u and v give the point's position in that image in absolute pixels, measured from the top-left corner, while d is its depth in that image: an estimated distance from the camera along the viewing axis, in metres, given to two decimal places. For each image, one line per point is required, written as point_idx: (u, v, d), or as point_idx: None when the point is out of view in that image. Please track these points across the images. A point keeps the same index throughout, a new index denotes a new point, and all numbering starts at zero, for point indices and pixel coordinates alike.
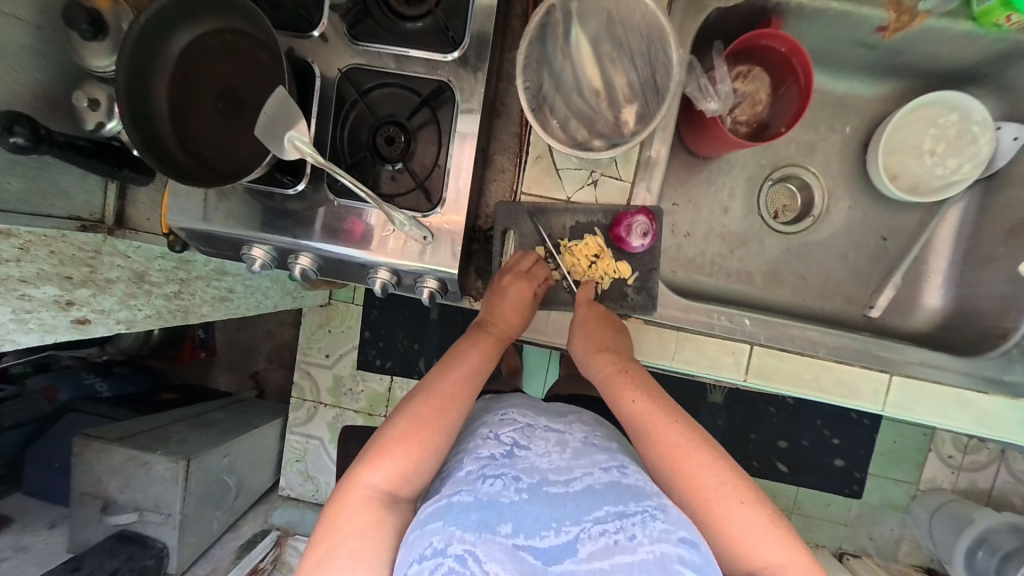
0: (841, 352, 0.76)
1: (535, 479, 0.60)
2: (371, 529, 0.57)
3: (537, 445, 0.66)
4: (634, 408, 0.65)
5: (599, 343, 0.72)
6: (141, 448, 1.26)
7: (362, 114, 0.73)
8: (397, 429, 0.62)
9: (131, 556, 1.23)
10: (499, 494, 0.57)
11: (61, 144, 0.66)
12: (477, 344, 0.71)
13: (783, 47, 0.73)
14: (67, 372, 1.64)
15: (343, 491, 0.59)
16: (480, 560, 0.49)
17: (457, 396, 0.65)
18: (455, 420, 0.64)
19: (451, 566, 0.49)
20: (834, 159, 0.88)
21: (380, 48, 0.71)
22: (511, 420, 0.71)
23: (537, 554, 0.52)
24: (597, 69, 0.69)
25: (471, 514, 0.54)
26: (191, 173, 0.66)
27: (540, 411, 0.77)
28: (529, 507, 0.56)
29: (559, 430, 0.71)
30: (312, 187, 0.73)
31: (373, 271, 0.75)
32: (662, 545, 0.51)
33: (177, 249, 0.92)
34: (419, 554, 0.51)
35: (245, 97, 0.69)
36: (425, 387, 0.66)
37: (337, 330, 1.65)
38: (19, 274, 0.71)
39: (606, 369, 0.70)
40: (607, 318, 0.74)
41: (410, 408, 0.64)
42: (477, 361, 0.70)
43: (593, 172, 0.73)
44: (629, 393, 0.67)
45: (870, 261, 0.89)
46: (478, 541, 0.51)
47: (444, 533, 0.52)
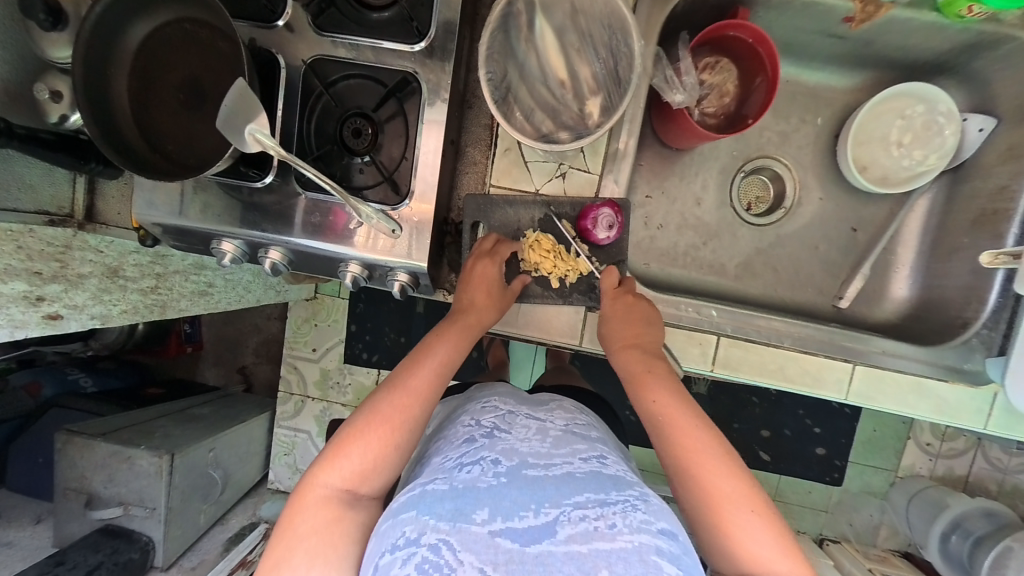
0: (806, 342, 0.78)
1: (514, 462, 0.60)
2: (330, 526, 0.57)
3: (517, 431, 0.67)
4: (655, 407, 0.64)
5: (628, 337, 0.70)
6: (124, 442, 1.26)
7: (328, 106, 0.73)
8: (356, 426, 0.63)
9: (116, 550, 1.23)
10: (476, 481, 0.57)
11: (21, 136, 0.65)
12: (444, 335, 0.70)
13: (749, 38, 0.73)
14: (51, 368, 1.64)
15: (301, 491, 0.59)
16: (455, 548, 0.48)
17: (421, 392, 0.65)
18: (418, 415, 0.64)
19: (424, 555, 0.48)
20: (805, 150, 0.89)
21: (344, 38, 0.70)
22: (493, 407, 0.73)
23: (515, 536, 0.50)
24: (563, 60, 0.69)
25: (446, 503, 0.54)
26: (153, 167, 0.66)
27: (520, 399, 0.78)
28: (507, 491, 0.55)
29: (540, 418, 0.72)
30: (279, 179, 0.73)
31: (344, 265, 0.75)
32: (641, 535, 0.50)
33: (148, 244, 0.89)
34: (392, 544, 0.50)
35: (208, 90, 0.68)
36: (388, 384, 0.66)
37: (323, 324, 1.66)
38: None
39: (631, 366, 0.68)
40: (636, 308, 0.72)
41: (372, 404, 0.64)
42: (443, 353, 0.68)
43: (560, 165, 0.73)
44: (653, 390, 0.65)
45: (841, 252, 0.89)
46: (452, 531, 0.50)
47: (417, 522, 0.52)
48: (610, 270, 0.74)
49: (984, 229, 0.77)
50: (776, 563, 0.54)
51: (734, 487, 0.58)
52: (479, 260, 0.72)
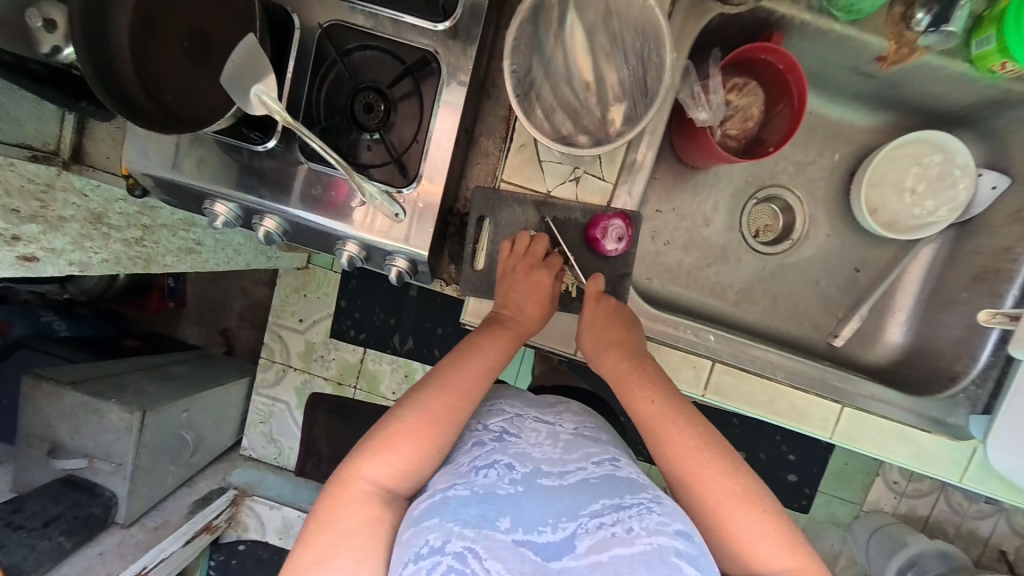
0: (798, 378, 0.77)
1: (529, 469, 0.60)
2: (373, 525, 0.56)
3: (528, 434, 0.66)
4: (648, 409, 0.64)
5: (610, 339, 0.69)
6: (94, 394, 1.23)
7: (340, 76, 0.71)
8: (403, 422, 0.60)
9: (76, 503, 1.19)
10: (495, 487, 0.56)
11: (7, 65, 0.68)
12: (493, 340, 0.68)
13: (780, 64, 0.72)
14: (23, 308, 1.60)
15: (342, 482, 0.58)
16: (480, 557, 0.49)
17: (468, 396, 0.64)
18: (463, 418, 0.63)
19: (451, 564, 0.48)
20: (819, 185, 0.88)
21: (367, 6, 0.67)
22: (499, 411, 0.70)
23: (537, 549, 0.51)
24: (589, 61, 0.67)
25: (469, 509, 0.54)
26: (151, 117, 0.63)
27: (528, 402, 0.75)
28: (526, 501, 0.56)
29: (549, 422, 0.69)
30: (282, 146, 0.70)
31: (341, 244, 0.73)
32: (659, 537, 0.50)
33: (137, 194, 0.88)
34: (416, 552, 0.50)
35: (214, 41, 0.65)
36: (436, 379, 0.64)
37: (313, 295, 1.66)
38: None
39: (616, 368, 0.68)
40: (618, 313, 0.70)
41: (419, 402, 0.62)
42: (490, 359, 0.67)
43: (575, 168, 0.70)
44: (644, 395, 0.65)
45: (841, 290, 0.89)
46: (478, 538, 0.50)
47: (442, 529, 0.51)
48: (596, 279, 0.72)
49: (983, 285, 0.78)
50: (781, 562, 0.56)
51: (733, 501, 0.58)
52: (534, 269, 0.71)
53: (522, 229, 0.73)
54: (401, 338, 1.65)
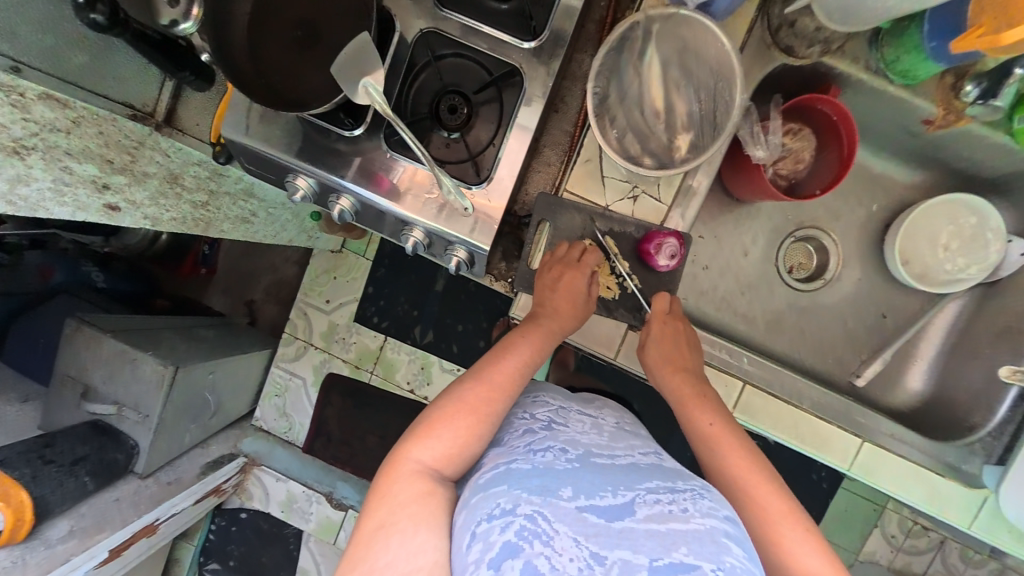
0: (823, 409, 0.82)
1: (582, 451, 0.66)
2: (426, 498, 0.59)
3: (574, 425, 0.73)
4: (707, 429, 0.71)
5: (674, 361, 0.75)
6: (131, 344, 1.28)
7: (430, 77, 0.77)
8: (444, 408, 0.65)
9: (102, 447, 1.23)
10: (553, 463, 0.62)
11: (133, 33, 0.74)
12: (528, 336, 0.73)
13: (833, 114, 0.77)
14: (66, 257, 1.65)
15: (393, 464, 0.62)
16: (549, 518, 0.53)
17: (504, 386, 0.68)
18: (503, 404, 0.67)
19: (523, 523, 0.52)
20: (854, 231, 0.93)
21: (458, 17, 0.74)
22: (545, 402, 0.79)
23: (600, 513, 0.55)
24: (661, 91, 0.72)
25: (532, 479, 0.59)
26: (257, 93, 0.69)
27: (568, 398, 0.86)
28: (583, 474, 0.61)
29: (591, 415, 0.80)
30: (367, 134, 0.76)
31: (408, 229, 0.79)
32: (712, 519, 0.55)
33: (220, 160, 0.94)
34: (488, 513, 0.55)
35: (323, 33, 0.72)
36: (473, 374, 0.69)
37: (341, 278, 1.74)
38: (67, 145, 0.78)
39: (680, 389, 0.75)
40: (684, 337, 0.77)
41: (459, 391, 0.67)
42: (525, 353, 0.71)
43: (634, 187, 0.75)
44: (702, 413, 0.72)
45: (866, 333, 0.93)
46: (544, 503, 0.55)
47: (510, 495, 0.56)
48: (661, 298, 0.79)
49: (1005, 343, 0.83)
50: None
51: (782, 510, 0.62)
52: (567, 270, 0.76)
53: (579, 238, 0.78)
54: (422, 330, 1.72)
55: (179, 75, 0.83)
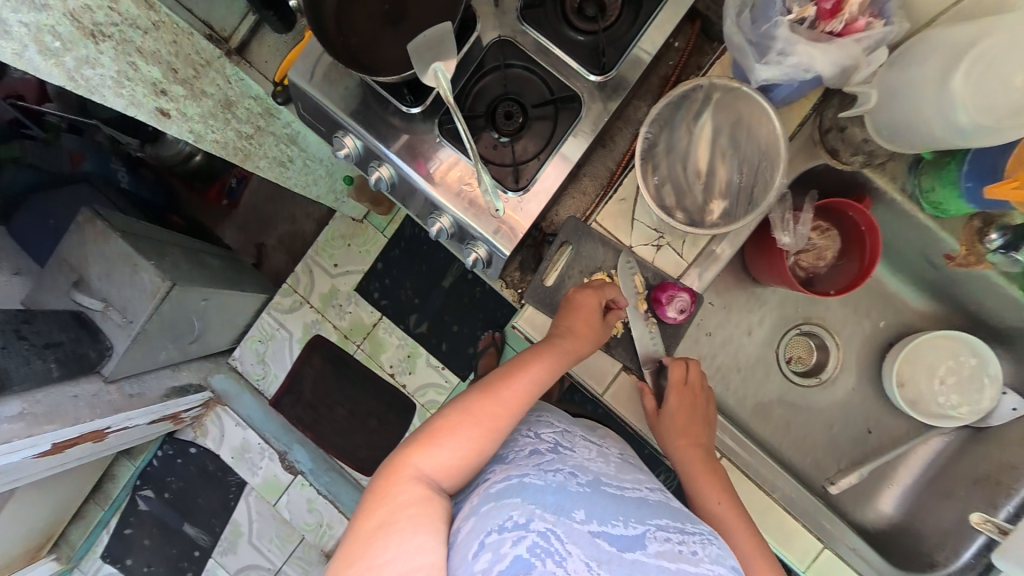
0: (792, 503, 0.81)
1: (592, 478, 0.69)
2: (426, 504, 0.60)
3: (581, 451, 0.76)
4: (717, 510, 0.73)
5: (690, 435, 0.78)
6: (137, 250, 1.30)
7: (495, 81, 0.78)
8: (449, 418, 0.66)
9: (77, 339, 1.26)
10: (565, 484, 0.64)
11: None
12: (541, 357, 0.72)
13: (861, 222, 0.76)
14: (98, 148, 1.70)
15: (395, 468, 0.63)
16: (561, 538, 0.55)
17: (510, 406, 0.68)
18: (508, 422, 0.67)
19: (535, 539, 0.54)
20: (860, 341, 0.93)
21: (537, 36, 0.76)
22: (550, 424, 0.82)
23: (612, 540, 0.58)
24: (707, 155, 0.72)
25: (546, 496, 0.61)
26: (335, 47, 0.72)
27: (573, 424, 0.89)
28: (595, 500, 0.63)
29: (597, 443, 0.82)
30: (423, 116, 0.78)
31: (437, 214, 0.81)
32: (720, 567, 0.58)
33: (279, 100, 0.93)
34: (499, 525, 0.56)
35: (411, 11, 0.74)
36: (479, 387, 0.70)
37: (355, 248, 1.76)
38: (140, 43, 0.78)
39: (694, 464, 0.77)
40: (699, 408, 0.79)
41: (464, 404, 0.68)
42: (535, 375, 0.70)
43: (661, 236, 0.76)
44: (713, 492, 0.75)
45: (848, 444, 0.92)
46: (557, 522, 0.57)
47: (524, 509, 0.58)
48: (680, 366, 0.79)
49: (981, 491, 0.82)
50: None
51: None
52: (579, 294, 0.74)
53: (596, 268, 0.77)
54: (418, 320, 1.75)
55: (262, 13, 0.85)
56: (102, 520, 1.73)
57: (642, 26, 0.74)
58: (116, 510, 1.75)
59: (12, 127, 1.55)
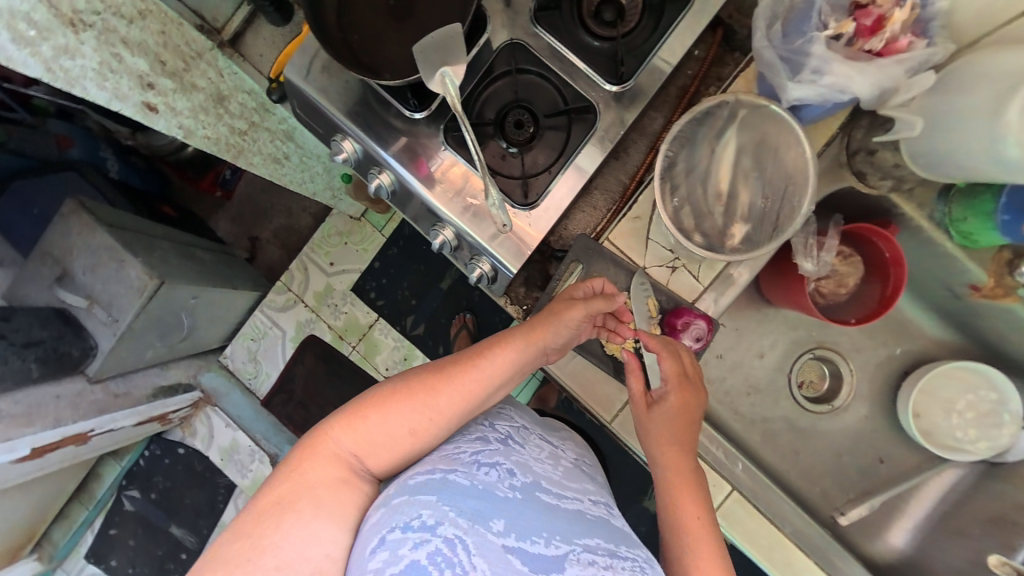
0: (802, 540, 0.78)
1: (529, 481, 0.64)
2: (337, 486, 0.57)
3: (530, 449, 0.72)
4: (689, 525, 0.59)
5: (671, 432, 0.66)
6: (123, 244, 1.25)
7: (505, 86, 0.73)
8: (385, 397, 0.61)
9: (61, 336, 1.21)
10: (494, 487, 0.60)
11: None
12: (500, 347, 0.65)
13: (887, 253, 0.72)
14: (88, 133, 1.62)
15: (314, 440, 0.58)
16: (468, 550, 0.51)
17: (454, 399, 0.62)
18: (447, 416, 0.61)
19: (439, 546, 0.50)
20: (874, 368, 0.90)
21: (551, 39, 0.71)
22: (509, 417, 0.77)
23: (525, 559, 0.54)
24: (729, 176, 0.67)
25: (468, 500, 0.56)
26: (334, 45, 0.66)
27: (533, 419, 0.85)
28: (522, 510, 0.59)
29: (551, 444, 0.78)
30: (428, 122, 0.74)
31: (439, 226, 0.77)
32: None
33: (272, 98, 0.86)
34: (405, 522, 0.52)
35: (418, 8, 0.68)
36: (427, 368, 0.64)
37: (352, 246, 1.71)
38: (125, 34, 0.74)
39: (672, 466, 0.64)
40: (686, 409, 0.67)
41: (404, 383, 0.62)
42: (491, 368, 0.64)
43: (676, 258, 0.72)
44: (688, 504, 0.61)
45: (858, 474, 0.89)
46: (469, 532, 0.53)
47: (436, 510, 0.53)
48: (682, 357, 0.68)
49: (995, 531, 0.80)
50: None
51: None
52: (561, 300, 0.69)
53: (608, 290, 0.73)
54: (414, 321, 1.71)
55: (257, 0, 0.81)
56: (86, 520, 1.70)
57: (664, 34, 0.70)
58: (100, 510, 1.71)
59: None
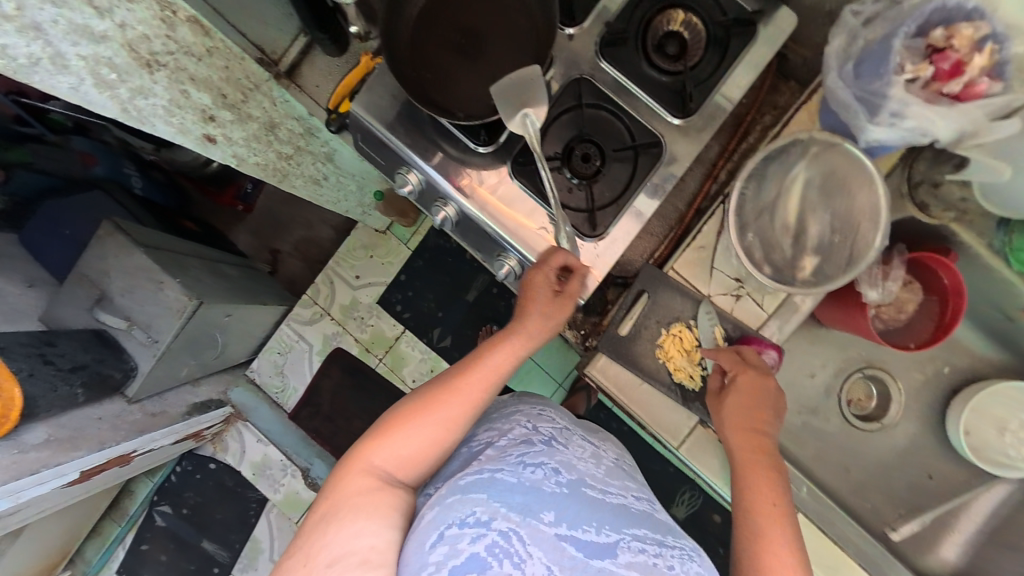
0: (861, 558, 0.80)
1: (575, 477, 0.65)
2: (376, 494, 0.57)
3: (574, 449, 0.72)
4: (759, 501, 0.58)
5: (748, 419, 0.66)
6: (160, 265, 1.25)
7: (572, 120, 0.74)
8: (409, 409, 0.63)
9: (102, 360, 1.20)
10: (542, 483, 0.61)
11: None
12: (502, 346, 0.67)
13: (946, 280, 0.75)
14: (109, 150, 1.60)
15: (349, 456, 0.60)
16: (523, 540, 0.54)
17: (468, 395, 0.63)
18: (462, 413, 0.63)
19: (494, 539, 0.53)
20: (921, 386, 0.92)
21: (617, 75, 0.72)
22: (551, 418, 0.77)
23: (578, 547, 0.56)
24: (797, 209, 0.69)
25: (516, 495, 0.58)
26: (410, 86, 0.67)
27: (574, 421, 0.85)
28: (570, 503, 0.60)
29: (594, 444, 0.79)
30: (495, 157, 0.75)
31: (504, 256, 0.79)
32: None
33: (331, 127, 0.89)
34: (460, 519, 0.55)
35: (490, 45, 0.69)
36: (440, 377, 0.65)
37: (377, 259, 1.72)
38: (193, 71, 0.73)
39: (744, 450, 0.64)
40: (762, 401, 0.67)
41: (422, 395, 0.63)
42: (500, 366, 0.65)
43: (740, 286, 0.74)
44: (760, 484, 0.60)
45: (907, 490, 0.92)
46: (522, 524, 0.55)
47: (488, 506, 0.56)
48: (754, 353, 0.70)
49: None
50: None
51: None
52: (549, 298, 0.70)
53: (671, 319, 0.75)
54: (440, 333, 1.72)
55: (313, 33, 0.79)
56: (117, 536, 1.70)
57: (730, 68, 0.71)
58: (131, 526, 1.71)
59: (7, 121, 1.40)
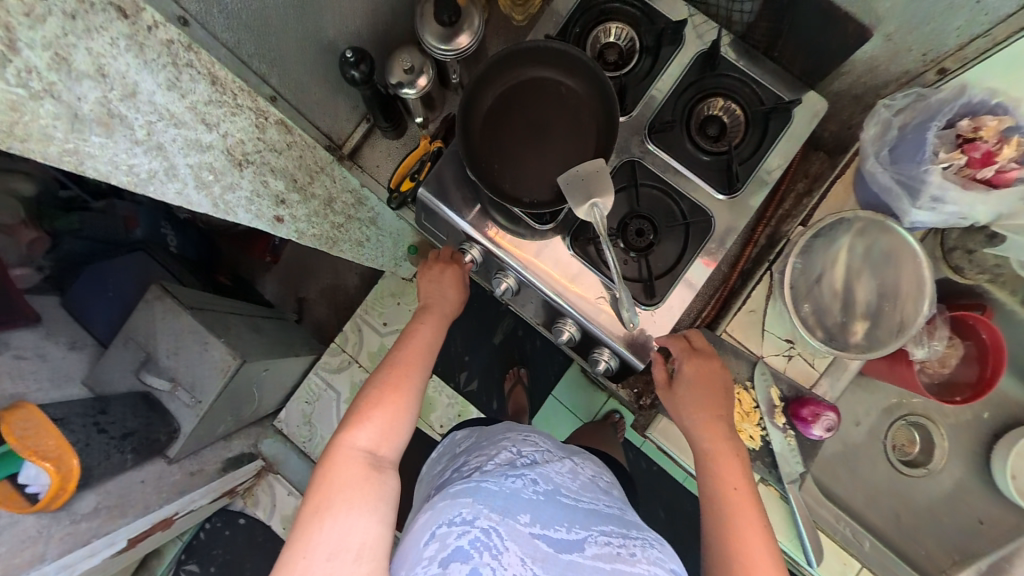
0: None
1: (552, 487, 0.67)
2: (364, 481, 0.60)
3: (555, 466, 0.75)
4: (726, 482, 0.66)
5: (706, 402, 0.73)
6: (205, 325, 1.27)
7: (627, 198, 0.80)
8: (373, 395, 0.68)
9: (150, 424, 1.21)
10: (520, 490, 0.63)
11: (370, 90, 0.81)
12: (427, 319, 0.80)
13: (986, 337, 0.81)
14: (150, 208, 1.58)
15: (330, 452, 0.62)
16: (502, 536, 0.55)
17: (417, 362, 0.73)
18: (419, 382, 0.71)
19: (477, 535, 0.54)
20: (961, 430, 0.96)
21: (665, 156, 0.79)
22: (534, 441, 0.79)
23: (552, 542, 0.57)
24: (844, 277, 0.75)
25: (498, 499, 0.59)
26: (483, 175, 0.73)
27: (557, 445, 0.86)
28: (546, 506, 0.62)
29: (575, 462, 0.81)
30: (556, 232, 0.80)
31: (564, 322, 0.82)
32: (657, 568, 0.59)
33: (392, 206, 0.94)
34: (450, 518, 0.56)
35: (552, 135, 0.76)
36: (391, 360, 0.72)
37: (404, 305, 1.75)
38: (274, 163, 0.79)
39: (709, 434, 0.70)
40: (715, 380, 0.74)
41: (381, 376, 0.70)
42: (428, 332, 0.78)
43: (793, 347, 0.80)
44: (724, 463, 0.68)
45: (959, 535, 0.94)
46: (501, 522, 0.56)
47: (473, 507, 0.57)
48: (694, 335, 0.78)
49: None
50: None
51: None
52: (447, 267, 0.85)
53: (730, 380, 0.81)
54: (467, 376, 1.74)
55: (378, 121, 0.89)
56: None
57: (770, 147, 0.77)
58: None
59: (52, 190, 1.40)
